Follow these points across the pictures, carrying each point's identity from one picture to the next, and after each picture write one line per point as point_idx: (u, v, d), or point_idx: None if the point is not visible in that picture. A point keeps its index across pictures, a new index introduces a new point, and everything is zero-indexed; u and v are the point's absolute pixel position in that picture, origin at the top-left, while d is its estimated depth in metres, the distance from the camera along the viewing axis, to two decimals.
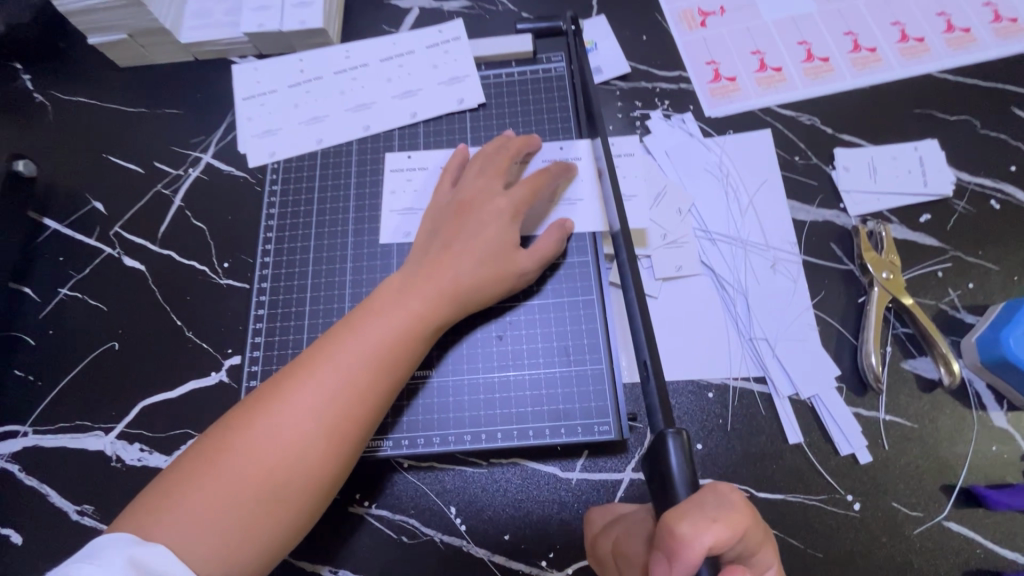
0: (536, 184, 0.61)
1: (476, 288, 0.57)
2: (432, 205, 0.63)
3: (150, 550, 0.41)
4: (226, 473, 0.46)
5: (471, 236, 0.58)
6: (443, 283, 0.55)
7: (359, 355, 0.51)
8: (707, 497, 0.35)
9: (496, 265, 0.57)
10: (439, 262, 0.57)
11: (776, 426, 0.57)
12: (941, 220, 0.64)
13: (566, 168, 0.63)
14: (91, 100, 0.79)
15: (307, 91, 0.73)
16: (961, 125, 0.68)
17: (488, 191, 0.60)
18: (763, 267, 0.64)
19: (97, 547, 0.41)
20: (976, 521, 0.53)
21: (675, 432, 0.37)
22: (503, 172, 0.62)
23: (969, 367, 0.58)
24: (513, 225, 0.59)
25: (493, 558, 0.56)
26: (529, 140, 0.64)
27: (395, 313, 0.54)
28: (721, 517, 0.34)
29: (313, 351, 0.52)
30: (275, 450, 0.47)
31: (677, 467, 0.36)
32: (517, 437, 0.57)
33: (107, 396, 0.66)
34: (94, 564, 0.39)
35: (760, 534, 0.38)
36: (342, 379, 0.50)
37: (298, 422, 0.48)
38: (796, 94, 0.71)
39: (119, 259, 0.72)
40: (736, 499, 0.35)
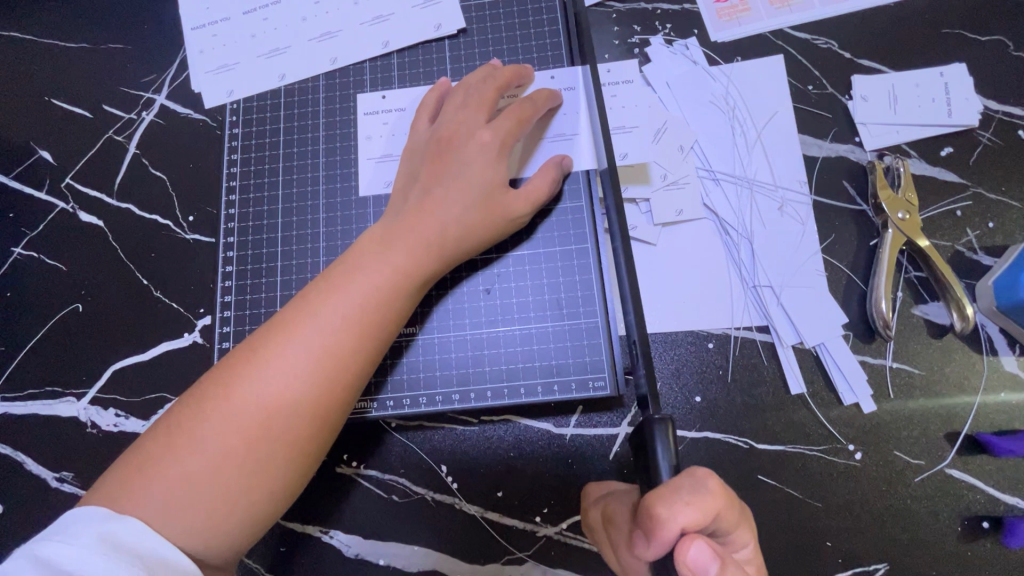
0: (522, 116, 0.54)
1: (464, 237, 0.52)
2: (411, 146, 0.57)
3: (123, 526, 0.39)
4: (201, 443, 0.42)
5: (458, 179, 0.52)
6: (427, 232, 0.51)
7: (341, 313, 0.46)
8: (683, 482, 0.34)
9: (486, 210, 0.52)
10: (424, 209, 0.51)
11: (778, 377, 0.55)
12: (964, 154, 0.59)
13: (552, 96, 0.57)
14: (25, 35, 0.71)
15: (264, 20, 0.65)
16: (992, 46, 0.62)
17: (476, 128, 0.54)
18: (769, 208, 0.59)
19: (67, 521, 0.39)
20: (979, 468, 0.52)
21: (663, 420, 0.35)
22: (491, 105, 0.55)
23: (983, 311, 0.55)
24: (501, 163, 0.53)
25: (486, 515, 0.55)
26: (519, 69, 0.57)
27: (379, 266, 0.49)
28: (696, 500, 0.32)
29: (288, 309, 0.47)
30: (253, 416, 0.43)
31: (662, 452, 0.35)
32: (508, 394, 0.54)
33: (76, 361, 0.62)
34: (63, 543, 0.37)
35: (735, 513, 0.36)
36: (323, 339, 0.45)
37: (275, 387, 0.44)
38: (812, 13, 0.63)
39: (75, 215, 0.66)
40: (714, 482, 0.34)
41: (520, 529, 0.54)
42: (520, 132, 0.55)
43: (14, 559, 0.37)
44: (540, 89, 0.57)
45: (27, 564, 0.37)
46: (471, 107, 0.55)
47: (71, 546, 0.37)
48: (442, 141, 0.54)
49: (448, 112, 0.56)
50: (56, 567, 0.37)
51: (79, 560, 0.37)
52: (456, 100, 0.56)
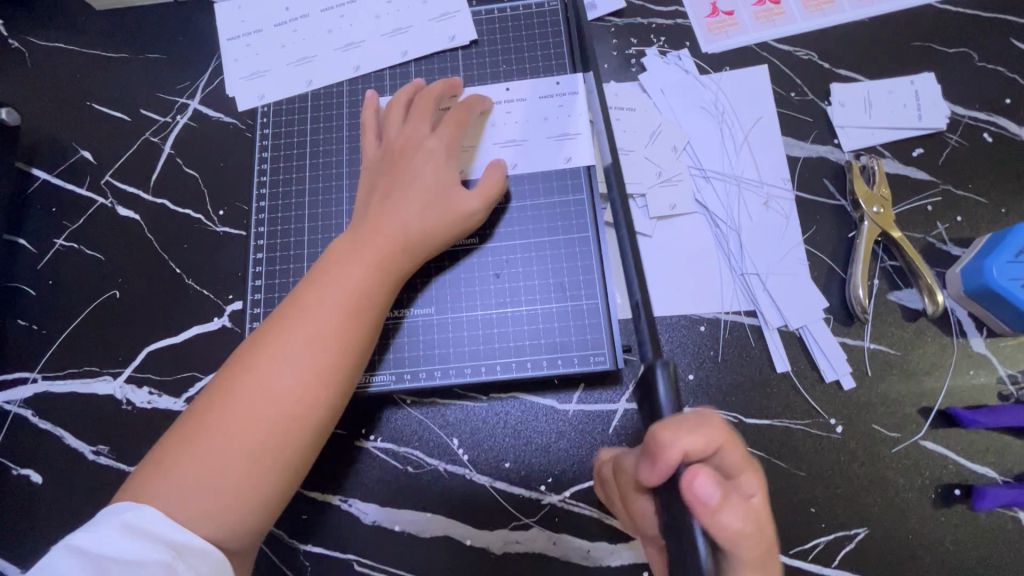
0: (455, 120, 0.61)
1: (428, 233, 0.57)
2: (366, 161, 0.62)
3: (145, 515, 0.43)
4: (211, 435, 0.46)
5: (415, 183, 0.58)
6: (394, 232, 0.56)
7: (327, 307, 0.51)
8: (688, 414, 0.38)
9: (444, 208, 0.58)
10: (385, 212, 0.57)
11: (764, 356, 0.60)
12: (933, 154, 0.65)
13: (482, 100, 0.64)
14: (69, 45, 0.77)
15: (292, 31, 0.71)
16: (959, 58, 0.68)
17: (422, 138, 0.60)
18: (755, 203, 0.64)
19: (94, 521, 0.43)
20: (950, 440, 0.56)
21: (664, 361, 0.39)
22: (431, 116, 0.62)
23: (952, 297, 0.60)
24: (451, 163, 0.60)
25: (494, 484, 0.59)
26: (450, 83, 0.64)
27: (357, 265, 0.54)
28: (698, 428, 0.37)
29: (273, 315, 0.52)
30: (255, 405, 0.47)
31: (663, 388, 0.39)
32: (516, 368, 0.59)
33: (112, 343, 0.67)
34: (92, 535, 0.41)
35: (742, 457, 0.39)
36: (311, 331, 0.50)
37: (274, 378, 0.48)
38: (794, 27, 0.69)
39: (113, 209, 0.71)
40: (718, 417, 0.38)
41: (526, 497, 0.58)
42: (458, 137, 0.61)
43: (46, 555, 0.41)
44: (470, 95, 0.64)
45: (60, 556, 0.40)
46: (415, 120, 0.61)
47: (99, 536, 0.41)
48: (394, 154, 0.60)
49: (392, 128, 0.62)
50: (88, 556, 0.40)
51: (110, 543, 0.41)
52: (396, 117, 0.62)
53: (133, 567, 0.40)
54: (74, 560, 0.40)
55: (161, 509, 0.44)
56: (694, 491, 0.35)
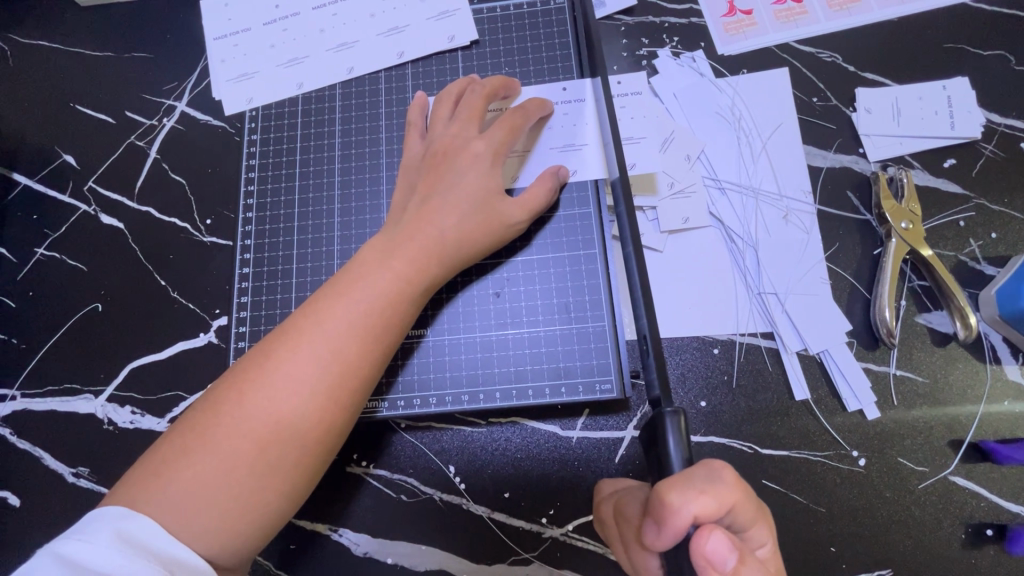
0: (507, 122, 0.56)
1: (462, 244, 0.53)
2: (408, 161, 0.59)
3: (141, 526, 0.40)
4: (217, 448, 0.44)
5: (455, 189, 0.54)
6: (427, 242, 0.52)
7: (349, 318, 0.48)
8: (698, 471, 0.35)
9: (483, 217, 0.54)
10: (423, 218, 0.53)
11: (782, 382, 0.56)
12: (967, 165, 0.60)
13: (543, 105, 0.58)
14: (52, 43, 0.73)
15: (283, 30, 0.68)
16: (994, 61, 0.63)
17: (470, 139, 0.56)
18: (774, 217, 0.60)
19: (89, 522, 0.40)
20: (982, 476, 0.52)
21: (675, 411, 0.37)
22: (482, 116, 0.57)
23: (986, 320, 0.56)
24: (494, 169, 0.55)
25: (493, 516, 0.56)
26: (506, 81, 0.59)
27: (382, 273, 0.50)
28: (711, 489, 0.34)
29: (296, 319, 0.48)
30: (266, 421, 0.44)
31: (673, 443, 0.37)
32: (516, 395, 0.55)
33: (95, 359, 0.64)
34: (84, 542, 0.39)
35: (753, 509, 0.37)
36: (331, 344, 0.47)
37: (288, 395, 0.45)
38: (817, 27, 0.65)
39: (96, 217, 0.68)
40: (730, 474, 0.35)
41: (526, 530, 0.55)
42: (511, 141, 0.56)
43: (36, 557, 0.39)
44: (531, 98, 0.59)
45: (50, 562, 0.38)
46: (464, 119, 0.56)
47: (91, 545, 0.39)
48: (438, 153, 0.56)
49: (440, 125, 0.57)
50: (78, 566, 0.38)
51: (99, 559, 0.38)
52: (445, 113, 0.58)
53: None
54: (65, 569, 0.38)
55: (156, 522, 0.41)
56: (707, 555, 0.33)
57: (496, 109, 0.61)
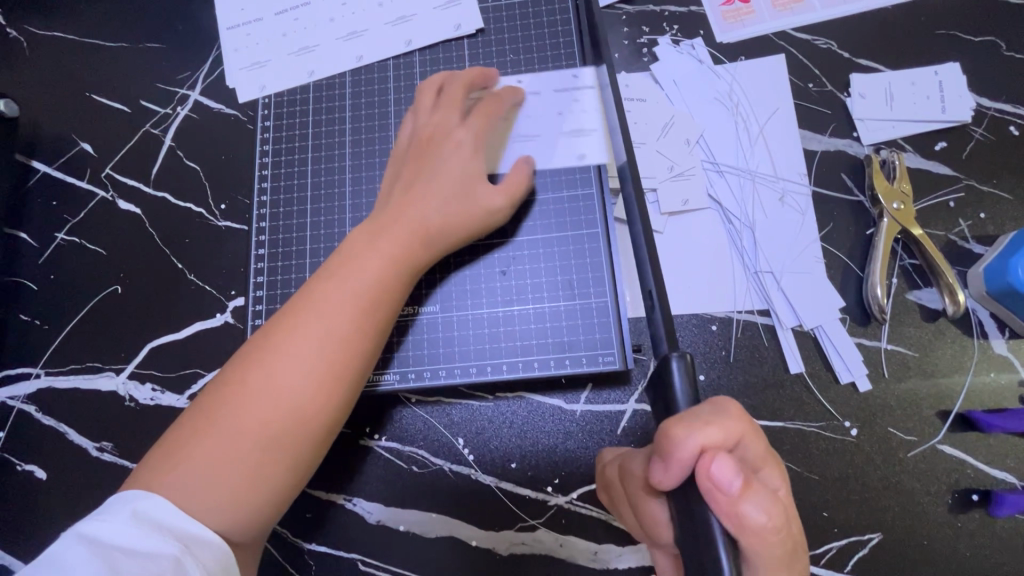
0: (482, 111, 0.59)
1: (450, 226, 0.55)
2: (393, 154, 0.61)
3: (155, 504, 0.43)
4: (222, 426, 0.46)
5: (439, 176, 0.56)
6: (413, 227, 0.54)
7: (341, 301, 0.50)
8: (704, 407, 0.37)
9: (469, 202, 0.56)
10: (407, 204, 0.55)
11: (778, 356, 0.58)
12: (957, 148, 0.62)
13: (515, 92, 0.61)
14: (68, 34, 0.75)
15: (294, 20, 0.70)
16: (984, 47, 0.65)
17: (450, 127, 0.58)
18: (770, 198, 0.62)
19: (107, 506, 0.43)
20: (969, 444, 0.55)
21: (680, 354, 0.37)
22: (459, 106, 0.59)
23: (974, 297, 0.58)
24: (474, 155, 0.57)
25: (500, 485, 0.58)
26: (483, 71, 0.62)
27: (372, 257, 0.52)
28: (716, 421, 0.36)
29: (290, 304, 0.51)
30: (267, 399, 0.47)
31: (679, 385, 0.37)
32: (522, 368, 0.58)
33: (115, 339, 0.66)
34: (103, 521, 0.41)
35: (761, 451, 0.38)
36: (325, 324, 0.49)
37: (286, 374, 0.47)
38: (813, 15, 0.67)
39: (114, 203, 0.70)
40: (734, 409, 0.37)
41: (533, 498, 0.57)
42: (486, 127, 0.59)
43: (61, 539, 0.41)
44: (502, 87, 0.62)
45: (73, 542, 0.41)
46: (443, 109, 0.59)
47: (111, 525, 0.41)
48: (421, 143, 0.58)
49: (420, 116, 0.60)
50: (100, 543, 0.40)
51: (116, 533, 0.41)
52: (425, 104, 0.60)
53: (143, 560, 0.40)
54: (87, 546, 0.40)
55: (168, 498, 0.43)
56: (711, 476, 0.34)
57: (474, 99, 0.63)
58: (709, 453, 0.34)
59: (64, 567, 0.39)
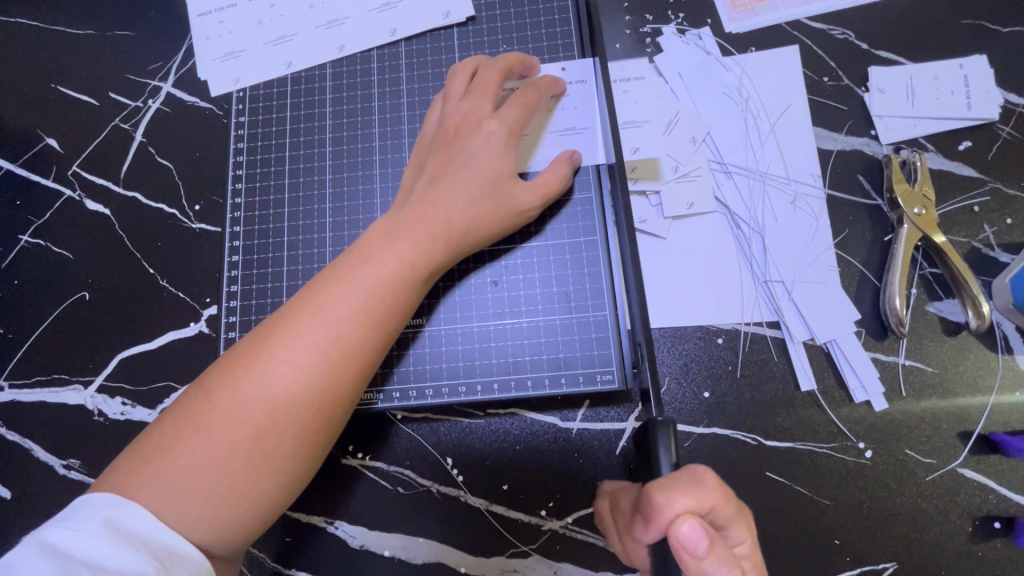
0: (520, 99, 0.54)
1: (469, 229, 0.51)
2: (421, 140, 0.57)
3: (129, 513, 0.39)
4: (212, 435, 0.42)
5: (464, 170, 0.52)
6: (431, 227, 0.50)
7: (348, 305, 0.46)
8: (681, 473, 0.35)
9: (491, 201, 0.51)
10: (432, 200, 0.51)
11: (788, 373, 0.54)
12: (983, 148, 0.58)
13: (555, 82, 0.56)
14: (31, 21, 0.70)
15: (271, 7, 0.65)
16: (1014, 38, 0.60)
17: (484, 116, 0.53)
18: (782, 202, 0.58)
19: (74, 508, 0.39)
20: (991, 468, 0.51)
21: (665, 422, 0.37)
22: (495, 93, 0.54)
23: (998, 309, 0.54)
24: (506, 150, 0.53)
25: (491, 508, 0.55)
26: (523, 57, 0.57)
27: (386, 257, 0.48)
28: (693, 490, 0.34)
29: (295, 302, 0.47)
30: (262, 410, 0.43)
31: (663, 452, 0.37)
32: (515, 386, 0.54)
33: (83, 349, 0.62)
34: (71, 530, 0.38)
35: (734, 508, 0.37)
36: (332, 332, 0.45)
37: (285, 384, 0.43)
38: (829, 2, 0.62)
39: (82, 203, 0.66)
40: (712, 477, 0.35)
41: (525, 522, 0.54)
42: (525, 120, 0.54)
43: (20, 545, 0.37)
44: (543, 76, 0.57)
45: (36, 552, 0.37)
46: (477, 95, 0.54)
47: (78, 533, 0.37)
48: (450, 131, 0.54)
49: (453, 101, 0.55)
50: (66, 554, 0.37)
51: (85, 546, 0.37)
52: (459, 88, 0.55)
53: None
54: (51, 558, 0.37)
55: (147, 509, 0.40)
56: (680, 540, 0.33)
57: (512, 87, 0.59)
58: (683, 522, 0.33)
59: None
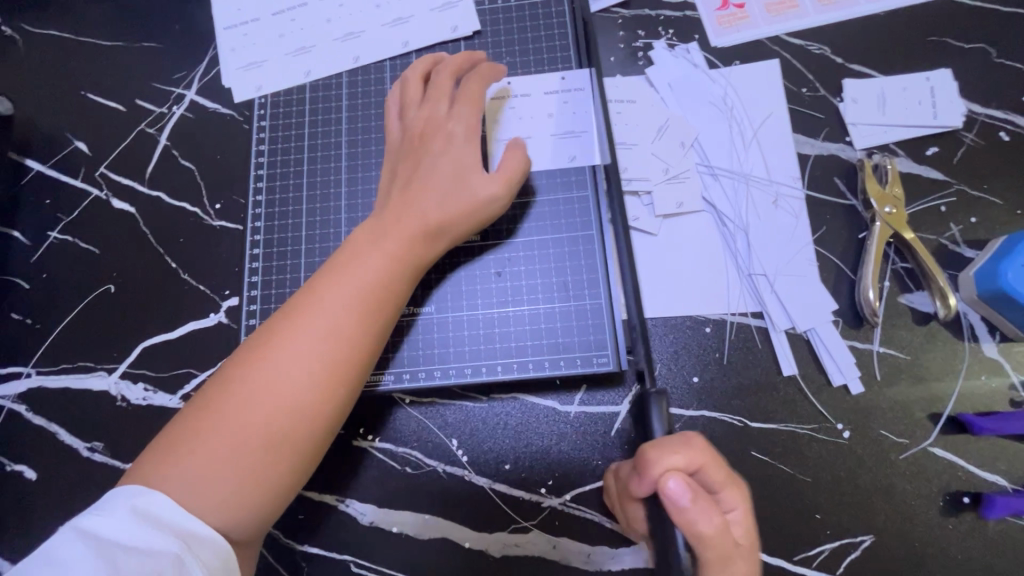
0: (471, 95, 0.58)
1: (444, 219, 0.55)
2: (389, 146, 0.61)
3: (158, 501, 0.42)
4: (228, 421, 0.46)
5: (432, 171, 0.56)
6: (408, 222, 0.54)
7: (342, 296, 0.50)
8: (673, 437, 0.42)
9: (461, 192, 0.56)
10: (406, 200, 0.55)
11: (771, 359, 0.58)
12: (948, 153, 0.63)
13: (496, 70, 0.61)
14: (64, 33, 0.75)
15: (292, 21, 0.70)
16: (976, 54, 0.66)
17: (443, 118, 0.58)
18: (764, 201, 0.63)
19: (107, 499, 0.43)
20: (960, 447, 0.55)
21: (657, 392, 0.44)
22: (451, 96, 0.59)
23: (965, 300, 0.58)
24: (467, 144, 0.57)
25: (494, 486, 0.58)
26: (467, 57, 0.61)
27: (373, 252, 0.52)
28: (680, 448, 0.40)
29: (293, 300, 0.50)
30: (272, 393, 0.46)
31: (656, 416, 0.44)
32: (517, 368, 0.58)
33: (107, 338, 0.66)
34: (105, 517, 0.41)
35: (724, 475, 0.42)
36: (328, 320, 0.49)
37: (290, 369, 0.47)
38: (806, 21, 0.68)
39: (108, 202, 0.70)
40: (700, 441, 0.41)
41: (526, 500, 0.57)
42: (478, 113, 0.58)
43: (60, 532, 0.41)
44: (486, 70, 0.61)
45: (75, 538, 0.40)
46: (435, 100, 0.59)
47: (112, 520, 0.41)
48: (415, 138, 0.58)
49: (413, 110, 0.60)
50: (102, 540, 0.40)
51: (119, 531, 0.40)
52: (414, 98, 0.60)
53: (145, 557, 0.40)
54: (88, 543, 0.40)
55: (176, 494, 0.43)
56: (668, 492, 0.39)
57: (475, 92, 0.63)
58: (669, 475, 0.39)
59: (60, 561, 0.39)
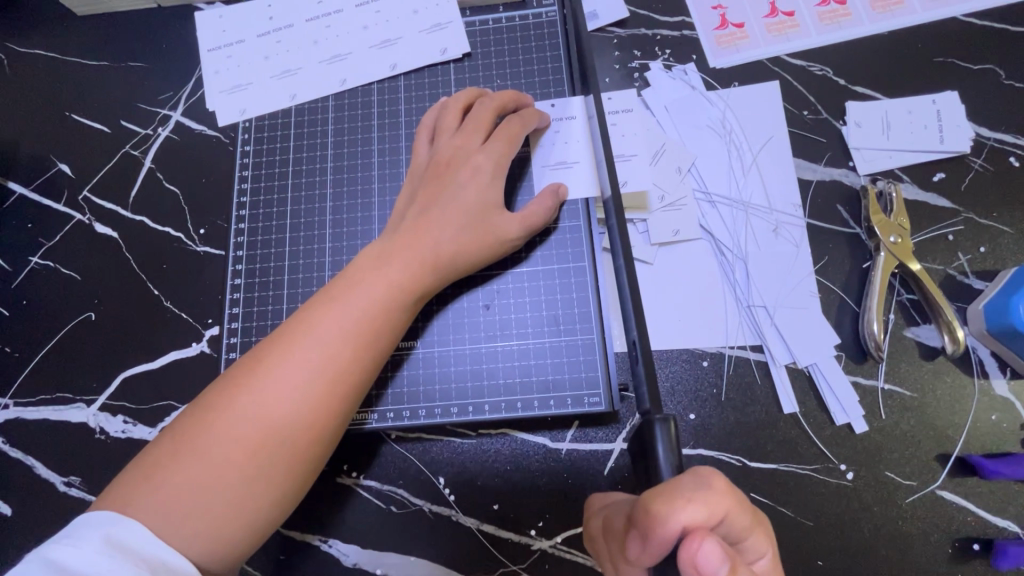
0: (506, 130, 0.57)
1: (455, 256, 0.53)
2: (413, 169, 0.59)
3: (135, 531, 0.40)
4: (210, 454, 0.43)
5: (452, 200, 0.54)
6: (417, 253, 0.52)
7: (340, 328, 0.48)
8: (687, 478, 0.35)
9: (477, 229, 0.54)
10: (419, 228, 0.53)
11: (771, 396, 0.56)
12: (956, 179, 0.60)
13: (541, 116, 0.59)
14: (49, 53, 0.74)
15: (277, 42, 0.68)
16: (984, 75, 0.63)
17: (473, 149, 0.56)
18: (764, 230, 0.61)
19: (78, 526, 0.40)
20: (969, 490, 0.53)
21: (663, 418, 0.37)
22: (489, 128, 0.57)
23: (974, 335, 0.56)
24: (493, 179, 0.55)
25: (482, 527, 0.56)
26: (517, 95, 0.60)
27: (377, 282, 0.50)
28: (701, 497, 0.34)
29: (291, 324, 0.49)
30: (257, 428, 0.44)
31: (663, 452, 0.37)
32: (505, 408, 0.56)
33: (87, 368, 0.64)
34: (73, 546, 0.38)
35: (749, 519, 0.37)
36: (324, 353, 0.47)
37: (278, 404, 0.45)
38: (807, 41, 0.65)
39: (90, 226, 0.68)
40: (720, 481, 0.35)
41: (516, 542, 0.55)
42: (512, 151, 0.57)
43: (25, 561, 0.38)
44: (530, 109, 0.60)
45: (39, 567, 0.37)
46: (470, 129, 0.57)
47: (81, 549, 0.38)
48: (441, 163, 0.56)
49: (445, 134, 0.58)
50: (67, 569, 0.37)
51: (87, 560, 0.37)
52: (451, 122, 0.58)
53: None
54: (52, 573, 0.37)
55: (148, 527, 0.41)
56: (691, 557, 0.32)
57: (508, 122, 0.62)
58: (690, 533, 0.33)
59: None
